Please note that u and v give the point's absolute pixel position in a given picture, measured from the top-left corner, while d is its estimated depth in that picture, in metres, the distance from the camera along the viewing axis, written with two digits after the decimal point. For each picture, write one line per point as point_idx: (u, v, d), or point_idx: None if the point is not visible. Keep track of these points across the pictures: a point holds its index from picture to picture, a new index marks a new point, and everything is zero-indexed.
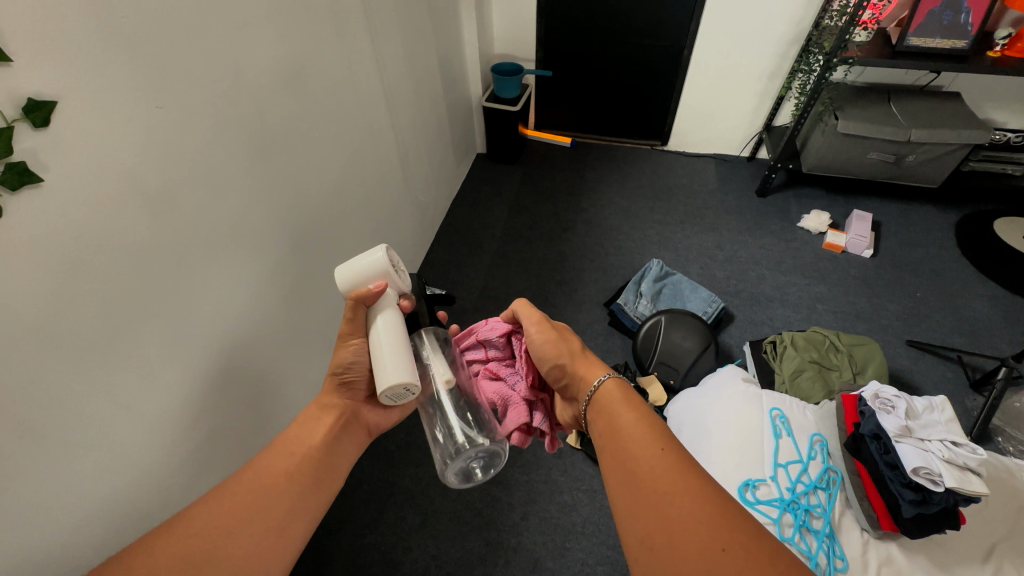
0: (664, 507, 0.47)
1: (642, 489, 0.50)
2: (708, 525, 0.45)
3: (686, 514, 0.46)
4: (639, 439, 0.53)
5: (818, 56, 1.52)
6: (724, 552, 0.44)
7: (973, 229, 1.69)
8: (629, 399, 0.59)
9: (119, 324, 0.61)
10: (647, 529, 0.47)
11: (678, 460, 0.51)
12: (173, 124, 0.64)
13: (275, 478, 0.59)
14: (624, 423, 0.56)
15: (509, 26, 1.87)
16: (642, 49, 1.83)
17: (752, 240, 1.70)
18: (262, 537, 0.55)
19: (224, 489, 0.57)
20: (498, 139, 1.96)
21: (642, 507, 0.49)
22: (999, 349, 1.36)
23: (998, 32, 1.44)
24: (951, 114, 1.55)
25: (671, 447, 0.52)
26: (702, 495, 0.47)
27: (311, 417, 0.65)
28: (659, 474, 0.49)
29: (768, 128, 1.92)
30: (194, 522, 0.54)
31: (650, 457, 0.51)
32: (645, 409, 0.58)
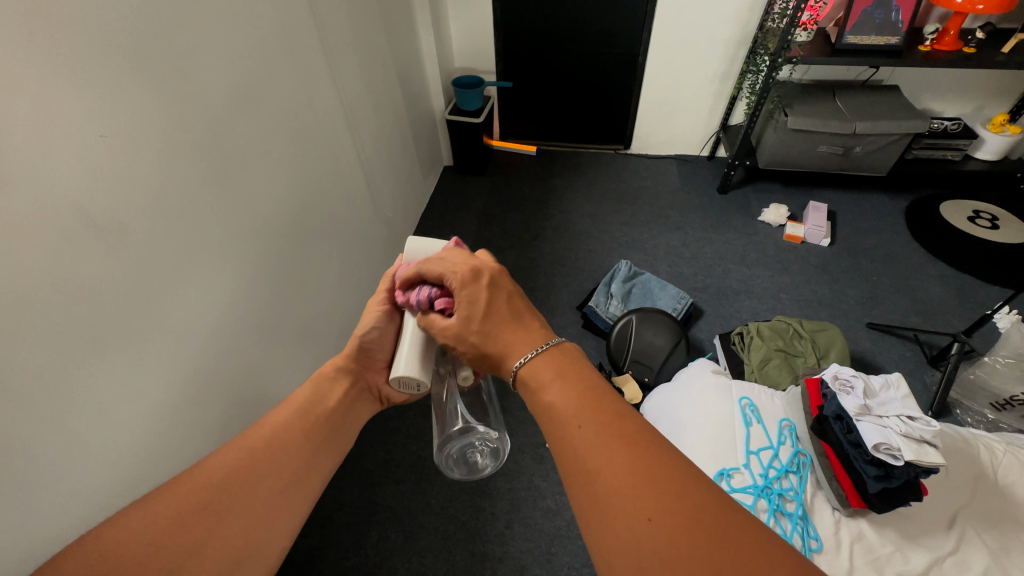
0: (591, 485, 0.41)
1: (571, 471, 0.43)
2: (637, 498, 0.39)
3: (613, 491, 0.40)
4: (562, 417, 0.45)
5: (764, 56, 1.58)
6: (650, 521, 0.38)
7: (921, 214, 1.78)
8: (551, 366, 0.48)
9: (74, 358, 0.59)
10: (581, 510, 0.42)
11: (604, 428, 0.43)
12: (120, 152, 0.63)
13: (291, 434, 0.58)
14: (545, 400, 0.47)
15: (468, 40, 1.90)
16: (599, 56, 1.88)
17: (717, 236, 1.75)
18: (281, 489, 0.54)
19: (245, 437, 0.55)
20: (463, 151, 1.98)
21: (572, 488, 0.43)
22: (952, 326, 1.43)
23: (926, 27, 1.53)
24: (891, 106, 1.63)
25: (595, 416, 0.44)
26: (629, 466, 0.41)
27: (325, 378, 0.66)
28: (582, 454, 0.43)
29: (724, 127, 1.99)
30: (213, 471, 0.51)
31: (575, 436, 0.44)
32: (571, 372, 0.48)
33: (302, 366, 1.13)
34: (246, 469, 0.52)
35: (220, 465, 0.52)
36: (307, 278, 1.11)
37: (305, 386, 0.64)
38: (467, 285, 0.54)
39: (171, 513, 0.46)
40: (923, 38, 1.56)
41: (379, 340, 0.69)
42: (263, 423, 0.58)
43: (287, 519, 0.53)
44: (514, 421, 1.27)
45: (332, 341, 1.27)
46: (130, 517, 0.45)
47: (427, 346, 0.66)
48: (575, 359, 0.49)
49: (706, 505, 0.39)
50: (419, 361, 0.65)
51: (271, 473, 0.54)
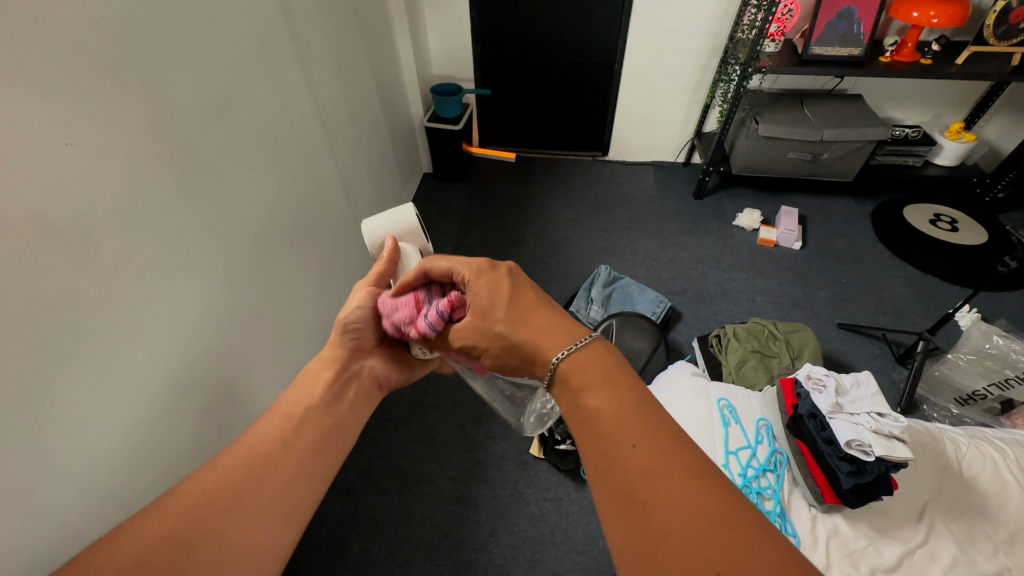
0: (645, 518, 0.42)
1: (617, 490, 0.44)
2: (696, 539, 0.40)
3: (676, 526, 0.40)
4: (614, 440, 0.45)
5: (735, 66, 1.63)
6: (719, 574, 0.38)
7: (887, 217, 1.85)
8: (599, 375, 0.48)
9: (33, 376, 0.56)
10: (629, 544, 0.42)
11: (665, 460, 0.43)
12: (85, 162, 0.61)
13: (271, 446, 0.57)
14: (593, 411, 0.47)
15: (447, 48, 1.91)
16: (576, 64, 1.91)
17: (693, 240, 1.79)
18: (264, 502, 0.53)
19: (224, 458, 0.55)
20: (442, 157, 1.98)
21: (620, 510, 0.43)
22: (917, 324, 1.49)
23: (885, 41, 1.58)
24: (855, 114, 1.69)
25: (653, 444, 0.44)
26: (690, 503, 0.41)
27: (310, 377, 0.66)
28: (636, 478, 0.43)
29: (699, 135, 2.04)
30: (186, 496, 0.50)
31: (628, 462, 0.43)
32: (619, 383, 0.48)
33: (280, 378, 1.11)
34: (230, 491, 0.52)
35: (199, 491, 0.51)
36: (284, 288, 1.09)
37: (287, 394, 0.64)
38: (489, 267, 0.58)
39: (152, 544, 0.46)
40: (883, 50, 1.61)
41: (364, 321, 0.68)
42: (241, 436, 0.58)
43: (277, 529, 0.54)
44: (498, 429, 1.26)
45: (310, 351, 1.25)
46: (106, 551, 0.45)
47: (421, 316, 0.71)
48: (623, 367, 0.49)
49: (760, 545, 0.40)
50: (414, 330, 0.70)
51: (251, 490, 0.54)
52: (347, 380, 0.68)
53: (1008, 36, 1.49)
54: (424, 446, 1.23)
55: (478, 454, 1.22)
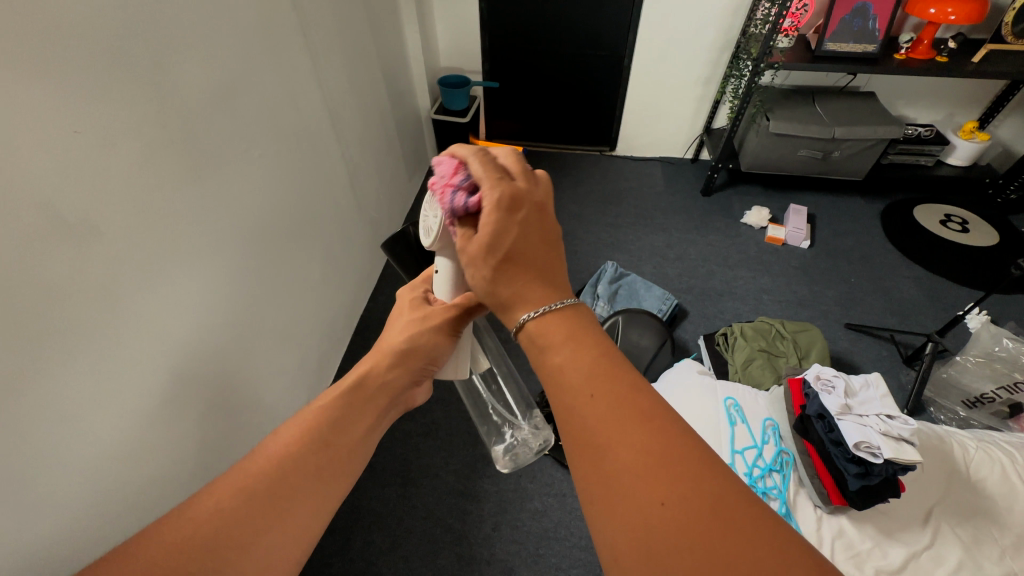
0: (603, 474, 0.36)
1: (582, 452, 0.38)
2: (652, 489, 0.34)
3: (636, 473, 0.35)
4: (573, 396, 0.39)
5: (747, 61, 1.61)
6: (681, 522, 0.33)
7: (896, 217, 1.83)
8: (564, 325, 0.42)
9: (38, 365, 0.56)
10: (605, 510, 0.36)
11: (621, 407, 0.37)
12: (91, 149, 0.60)
13: (303, 472, 0.49)
14: (560, 367, 0.40)
15: (454, 39, 1.89)
16: (585, 57, 1.89)
17: (701, 237, 1.77)
18: (281, 542, 0.46)
19: (239, 475, 0.47)
20: (448, 150, 1.97)
21: (584, 471, 0.37)
22: (925, 325, 1.48)
23: (903, 36, 1.58)
24: (867, 112, 1.67)
25: (609, 391, 0.38)
26: (651, 449, 0.35)
27: (353, 393, 0.57)
28: (594, 428, 0.37)
29: (708, 131, 2.02)
30: (187, 524, 0.43)
31: (587, 417, 0.38)
32: (585, 336, 0.42)
33: (285, 370, 1.11)
34: (252, 518, 0.45)
35: (211, 509, 0.44)
36: (289, 281, 1.09)
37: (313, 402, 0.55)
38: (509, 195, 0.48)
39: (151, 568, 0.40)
40: (897, 47, 1.60)
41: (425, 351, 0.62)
42: (259, 454, 0.49)
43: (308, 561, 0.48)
44: None
45: (314, 343, 1.25)
46: (111, 571, 0.40)
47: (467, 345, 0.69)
48: (586, 318, 0.43)
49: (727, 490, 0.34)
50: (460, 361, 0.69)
51: (283, 518, 0.47)
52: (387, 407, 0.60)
53: None
54: (428, 440, 1.23)
55: (482, 448, 1.22)
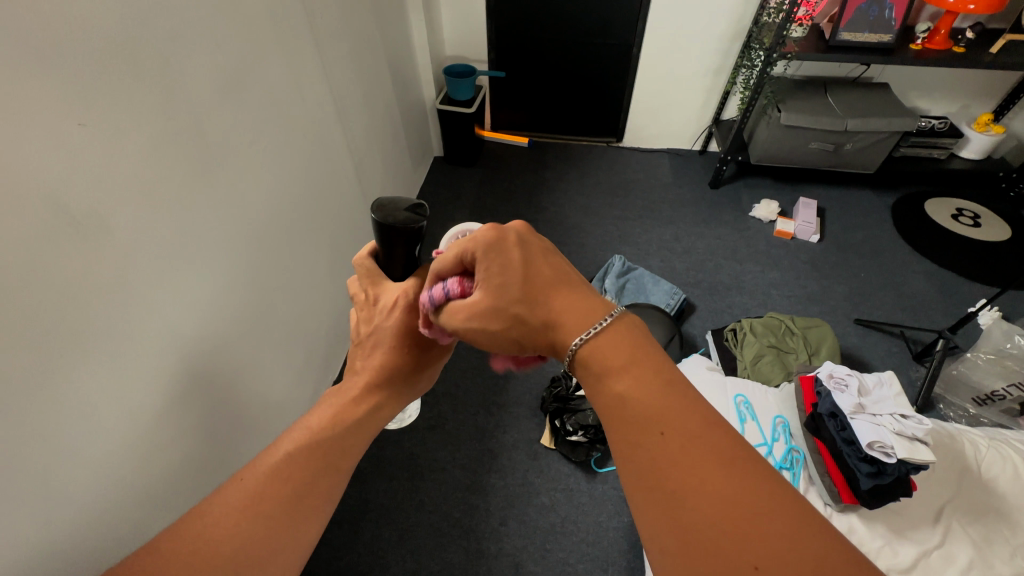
0: (673, 521, 0.36)
1: (647, 487, 0.38)
2: (727, 539, 0.34)
3: (704, 513, 0.35)
4: (639, 447, 0.38)
5: (759, 51, 1.58)
6: (758, 569, 0.34)
7: (907, 211, 1.81)
8: (624, 354, 0.41)
9: (48, 364, 0.55)
10: (666, 540, 0.36)
11: (697, 445, 0.37)
12: (98, 143, 0.59)
13: (299, 498, 0.51)
14: (623, 397, 0.40)
15: (460, 27, 1.86)
16: (593, 47, 1.86)
17: (709, 231, 1.75)
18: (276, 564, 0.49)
19: (258, 486, 0.50)
20: (454, 140, 1.94)
21: (645, 500, 0.38)
22: (935, 321, 1.46)
23: (919, 25, 1.53)
24: (881, 103, 1.64)
25: (685, 424, 0.38)
26: (728, 492, 0.36)
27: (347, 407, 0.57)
28: (663, 464, 0.37)
29: (717, 122, 1.99)
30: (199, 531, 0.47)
31: (652, 465, 0.38)
32: (647, 362, 0.41)
33: (292, 364, 1.11)
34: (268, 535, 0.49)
35: (230, 522, 0.48)
36: (297, 274, 1.08)
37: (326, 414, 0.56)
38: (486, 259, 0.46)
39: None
40: (913, 37, 1.56)
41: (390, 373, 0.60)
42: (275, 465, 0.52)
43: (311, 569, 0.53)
44: (509, 418, 1.26)
45: (321, 336, 1.24)
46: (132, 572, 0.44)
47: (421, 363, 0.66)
48: (647, 342, 0.42)
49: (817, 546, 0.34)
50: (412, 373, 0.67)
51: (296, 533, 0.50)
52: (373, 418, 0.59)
53: None
54: (434, 434, 1.23)
55: (488, 443, 1.22)
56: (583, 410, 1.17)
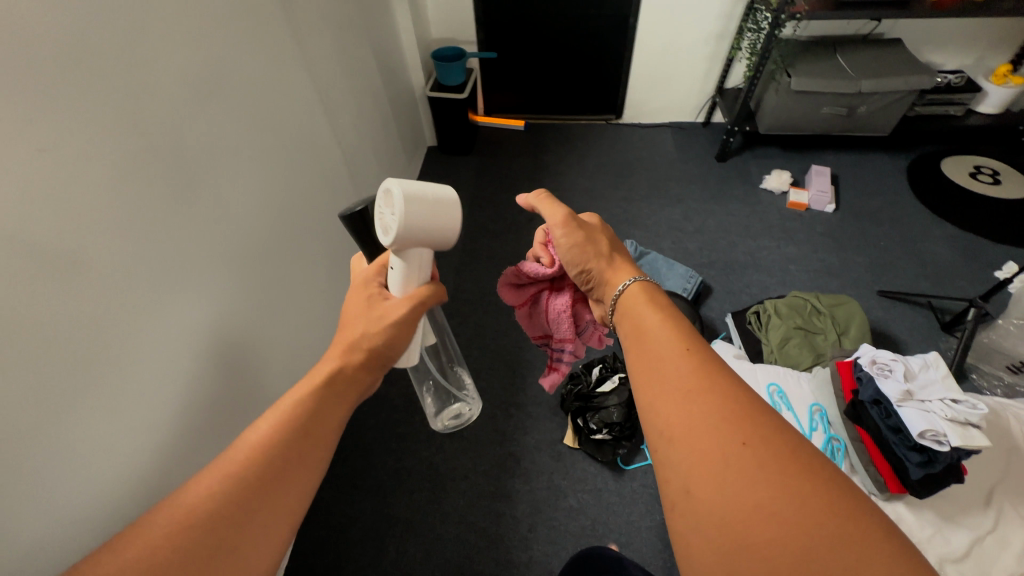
0: (689, 412, 0.46)
1: (658, 386, 0.50)
2: (731, 426, 0.44)
3: (703, 403, 0.46)
4: (665, 359, 0.50)
5: (765, 13, 1.49)
6: (745, 445, 0.42)
7: (923, 173, 1.74)
8: (653, 303, 0.58)
9: (36, 426, 0.49)
10: (667, 423, 0.47)
11: (712, 364, 0.49)
12: (68, 167, 0.50)
13: (277, 478, 0.44)
14: (649, 326, 0.54)
15: (446, 7, 1.75)
16: (587, 19, 1.76)
17: (719, 207, 1.69)
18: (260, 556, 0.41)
19: (186, 509, 0.40)
20: (449, 129, 1.86)
21: (656, 397, 0.49)
22: (961, 288, 1.41)
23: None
24: (896, 61, 1.56)
25: (704, 354, 0.50)
26: (726, 394, 0.46)
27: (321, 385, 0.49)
28: (676, 369, 0.49)
29: (720, 92, 1.90)
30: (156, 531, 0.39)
31: (677, 371, 0.49)
32: (671, 314, 0.56)
33: None
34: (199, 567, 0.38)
35: (203, 496, 0.41)
36: (303, 287, 1.01)
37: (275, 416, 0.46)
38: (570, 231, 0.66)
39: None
40: None
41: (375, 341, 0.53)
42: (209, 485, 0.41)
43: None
44: (528, 419, 1.22)
45: None
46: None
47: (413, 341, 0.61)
48: (672, 305, 0.57)
49: (793, 448, 0.43)
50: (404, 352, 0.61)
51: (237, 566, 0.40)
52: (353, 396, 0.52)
53: None
54: (452, 441, 1.19)
55: (509, 446, 1.17)
56: (606, 408, 1.11)
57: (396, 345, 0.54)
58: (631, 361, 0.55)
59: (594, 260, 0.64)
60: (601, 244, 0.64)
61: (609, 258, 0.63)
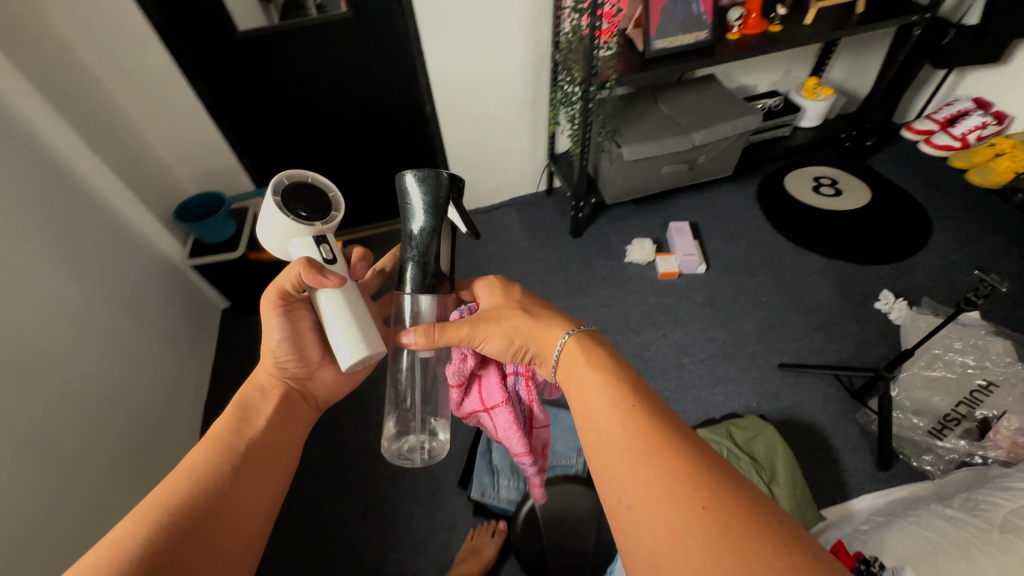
0: (638, 480, 0.38)
1: (601, 446, 0.42)
2: (688, 496, 0.36)
3: (654, 461, 0.39)
4: (605, 415, 0.43)
5: (572, 84, 1.27)
6: (704, 509, 0.35)
7: (773, 198, 1.66)
8: (590, 350, 0.50)
9: None
10: (623, 493, 0.39)
11: (666, 420, 0.42)
12: None
13: (222, 485, 0.47)
14: (583, 382, 0.47)
15: (181, 142, 1.32)
16: (374, 116, 1.44)
17: (590, 299, 1.45)
18: (231, 547, 0.45)
19: (140, 514, 0.43)
20: (237, 289, 1.41)
21: (604, 463, 0.42)
22: (852, 334, 1.30)
23: (730, 13, 1.31)
24: (718, 102, 1.43)
25: (654, 407, 0.43)
26: (680, 446, 0.39)
27: (250, 399, 0.57)
28: (615, 420, 0.42)
29: (554, 159, 1.68)
30: (78, 572, 0.38)
31: (620, 429, 0.42)
32: (603, 357, 0.49)
33: None
34: (152, 560, 0.40)
35: (145, 526, 0.42)
36: None
37: (194, 454, 0.49)
38: (498, 309, 0.57)
39: None
40: (728, 24, 1.34)
41: (293, 349, 0.59)
42: (170, 484, 0.46)
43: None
44: None
45: None
46: None
47: (369, 322, 0.55)
48: (607, 346, 0.51)
49: (764, 503, 0.36)
50: (370, 338, 0.54)
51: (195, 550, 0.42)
52: (290, 405, 0.59)
53: None
54: None
55: None
56: None
57: (316, 349, 0.61)
58: (576, 414, 0.47)
59: (510, 328, 0.56)
60: (514, 315, 0.56)
61: (519, 325, 0.55)
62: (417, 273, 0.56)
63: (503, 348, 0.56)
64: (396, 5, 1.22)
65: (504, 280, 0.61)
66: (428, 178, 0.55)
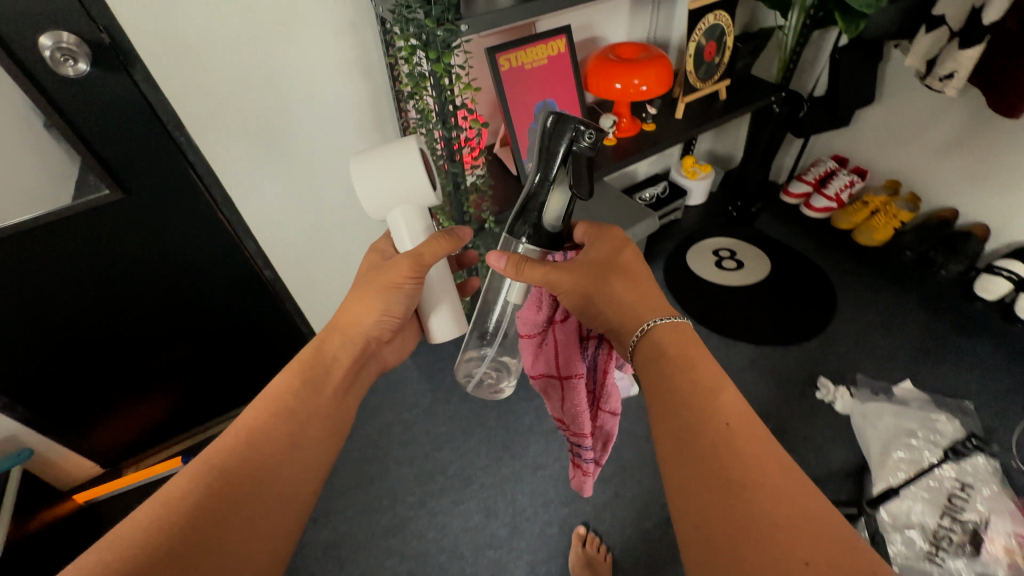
0: (712, 485, 0.45)
1: (681, 438, 0.49)
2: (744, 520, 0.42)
3: (750, 487, 0.44)
4: (694, 416, 0.49)
5: None
6: (817, 496, 0.44)
7: (683, 280, 1.55)
8: (681, 339, 0.55)
9: None
10: (692, 490, 0.47)
11: (768, 471, 0.45)
12: None
13: (279, 441, 0.58)
14: (676, 368, 0.53)
15: None
16: (194, 298, 1.08)
17: (521, 463, 1.20)
18: (282, 497, 0.55)
19: (269, 410, 0.60)
20: None
21: (681, 451, 0.49)
22: (806, 438, 1.18)
23: (602, 121, 1.14)
24: (612, 212, 1.27)
25: (750, 446, 0.46)
26: (779, 467, 0.45)
27: (312, 378, 0.65)
28: (695, 411, 0.49)
29: None
30: (176, 487, 0.50)
31: (706, 452, 0.47)
32: (688, 347, 0.55)
33: None
34: (216, 496, 0.50)
35: (215, 458, 0.54)
36: None
37: (268, 392, 0.61)
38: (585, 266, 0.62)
39: (150, 530, 0.46)
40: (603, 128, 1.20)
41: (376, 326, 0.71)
42: (287, 395, 0.62)
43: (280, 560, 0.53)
44: None
45: None
46: (117, 531, 0.45)
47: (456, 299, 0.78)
48: (692, 336, 0.56)
49: (851, 540, 0.41)
50: (453, 322, 0.78)
51: (256, 491, 0.53)
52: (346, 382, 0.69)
53: (709, 75, 1.22)
54: None
55: None
56: None
57: (367, 324, 0.70)
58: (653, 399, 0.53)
59: (604, 306, 0.61)
60: (585, 278, 0.61)
61: (625, 301, 0.60)
62: (530, 231, 0.62)
63: (574, 304, 0.62)
64: (187, 166, 0.91)
65: (598, 226, 0.68)
66: (564, 130, 0.54)
